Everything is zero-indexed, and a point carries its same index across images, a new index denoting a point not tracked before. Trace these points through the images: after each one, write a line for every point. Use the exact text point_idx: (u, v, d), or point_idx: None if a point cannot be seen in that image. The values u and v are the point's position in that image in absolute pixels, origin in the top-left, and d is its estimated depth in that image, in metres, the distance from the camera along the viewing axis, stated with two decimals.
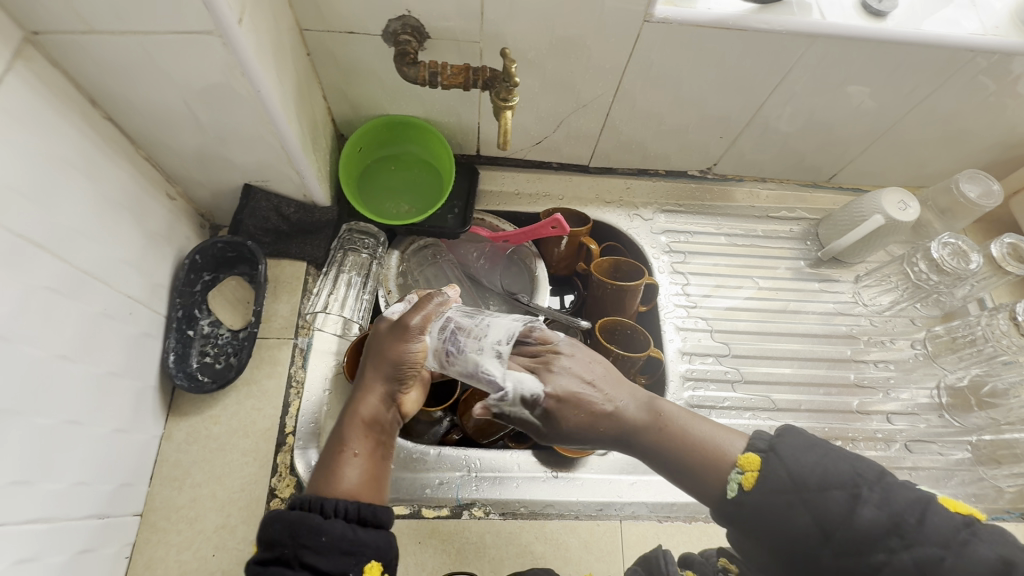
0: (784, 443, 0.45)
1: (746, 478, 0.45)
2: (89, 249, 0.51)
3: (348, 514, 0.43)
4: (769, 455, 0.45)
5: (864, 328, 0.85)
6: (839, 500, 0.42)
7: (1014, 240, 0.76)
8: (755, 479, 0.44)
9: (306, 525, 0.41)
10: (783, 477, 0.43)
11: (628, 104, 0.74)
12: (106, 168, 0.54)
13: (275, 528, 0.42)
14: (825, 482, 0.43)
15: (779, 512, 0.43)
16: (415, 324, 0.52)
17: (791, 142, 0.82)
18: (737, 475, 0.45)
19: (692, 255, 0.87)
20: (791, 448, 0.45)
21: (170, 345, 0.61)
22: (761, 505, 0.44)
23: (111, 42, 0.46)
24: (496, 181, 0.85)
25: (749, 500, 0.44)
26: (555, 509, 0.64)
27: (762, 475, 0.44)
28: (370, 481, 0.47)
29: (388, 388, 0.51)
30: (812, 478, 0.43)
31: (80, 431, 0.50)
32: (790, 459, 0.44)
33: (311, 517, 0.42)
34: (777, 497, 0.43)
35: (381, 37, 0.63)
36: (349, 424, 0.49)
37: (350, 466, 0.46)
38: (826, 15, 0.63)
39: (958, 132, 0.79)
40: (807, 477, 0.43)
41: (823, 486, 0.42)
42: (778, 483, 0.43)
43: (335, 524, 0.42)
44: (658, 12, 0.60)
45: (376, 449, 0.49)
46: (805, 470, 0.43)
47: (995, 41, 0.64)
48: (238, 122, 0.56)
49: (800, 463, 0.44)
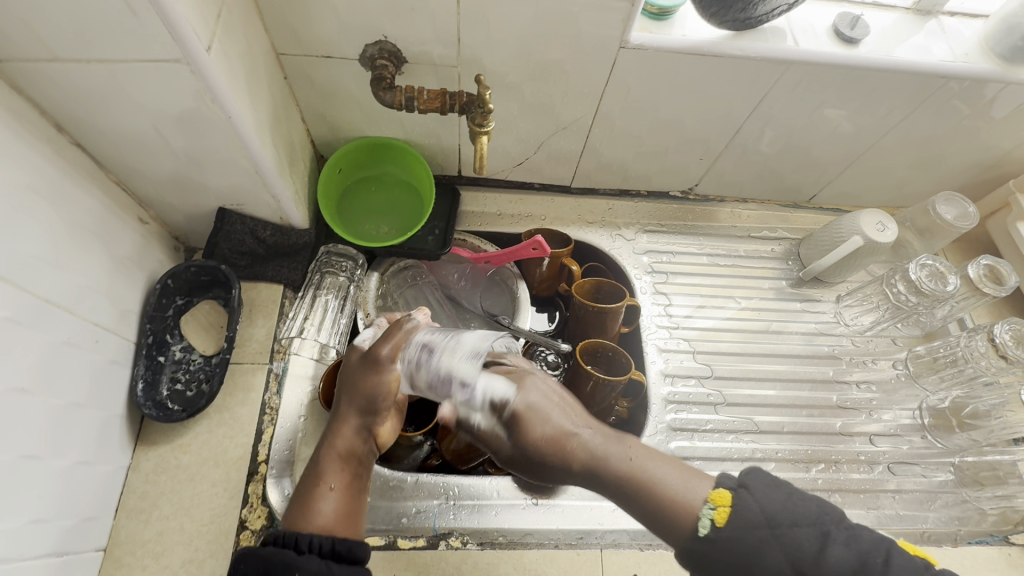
0: (753, 479, 0.43)
1: (718, 513, 0.42)
2: (52, 277, 0.50)
3: (322, 549, 0.42)
4: (741, 492, 0.43)
5: (846, 348, 0.85)
6: (807, 540, 0.40)
7: (990, 261, 0.76)
8: (728, 514, 0.42)
9: (279, 562, 0.41)
10: (755, 513, 0.41)
11: (607, 127, 0.74)
12: (74, 194, 0.53)
13: (245, 566, 0.41)
14: (795, 520, 0.40)
15: (753, 552, 0.40)
16: (386, 355, 0.54)
17: (771, 164, 0.83)
18: (708, 512, 0.42)
19: (675, 275, 0.87)
20: (759, 482, 0.43)
21: (138, 372, 0.60)
22: (734, 543, 0.41)
23: (76, 69, 0.45)
24: (478, 203, 0.85)
25: (721, 537, 0.41)
26: (534, 538, 0.63)
27: (735, 510, 0.42)
28: (347, 517, 0.46)
29: (366, 419, 0.52)
30: (781, 512, 0.41)
31: (38, 466, 0.48)
32: (761, 496, 0.42)
33: (286, 553, 0.41)
34: (750, 533, 0.40)
35: (359, 60, 0.63)
36: (327, 455, 0.50)
37: (324, 498, 0.46)
38: (799, 42, 0.64)
39: (933, 155, 0.80)
40: (777, 513, 0.41)
41: (792, 527, 0.40)
42: (750, 519, 0.41)
43: (308, 561, 0.41)
44: (633, 38, 0.61)
45: (353, 482, 0.49)
46: (774, 508, 0.41)
47: (966, 67, 0.65)
48: (210, 147, 0.56)
49: (769, 501, 0.41)
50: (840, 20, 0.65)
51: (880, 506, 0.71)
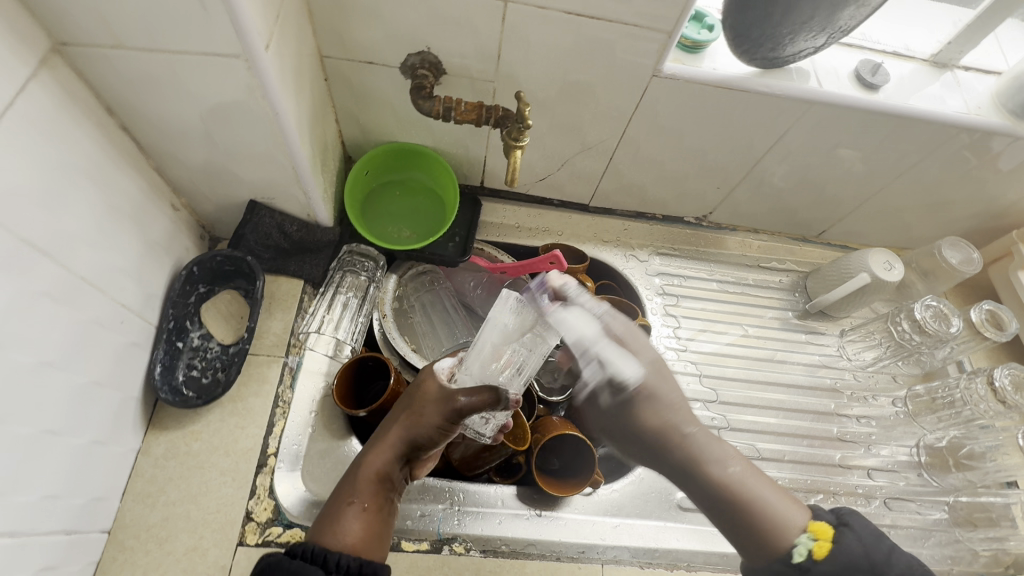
0: (855, 519, 0.50)
1: (817, 546, 0.49)
2: (89, 256, 0.51)
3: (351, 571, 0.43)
4: (843, 529, 0.50)
5: (848, 382, 0.86)
6: (883, 555, 0.47)
7: (992, 306, 0.79)
8: (828, 549, 0.49)
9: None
10: (857, 553, 0.47)
11: (631, 150, 0.77)
12: (115, 176, 0.54)
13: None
14: (897, 568, 0.47)
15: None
16: (435, 389, 0.54)
17: (784, 197, 0.86)
18: (809, 542, 0.50)
19: (684, 298, 0.88)
20: (859, 521, 0.50)
21: (157, 355, 0.60)
22: (831, 573, 0.48)
23: (136, 57, 0.47)
24: (497, 214, 0.86)
25: (815, 568, 0.49)
26: (537, 549, 0.63)
27: (835, 544, 0.49)
28: (372, 538, 0.47)
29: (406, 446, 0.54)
30: (881, 554, 0.47)
31: (57, 442, 0.48)
32: (862, 537, 0.48)
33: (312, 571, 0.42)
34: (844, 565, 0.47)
35: (399, 69, 0.65)
36: (362, 474, 0.51)
37: (354, 518, 0.47)
38: (823, 83, 0.66)
39: (941, 201, 0.83)
40: (881, 558, 0.47)
41: (892, 573, 0.46)
42: (851, 556, 0.47)
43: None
44: (666, 68, 0.63)
45: (383, 505, 0.50)
46: (872, 547, 0.48)
47: (979, 120, 0.68)
48: (252, 141, 0.57)
49: (868, 539, 0.48)
50: (862, 66, 0.68)
51: None
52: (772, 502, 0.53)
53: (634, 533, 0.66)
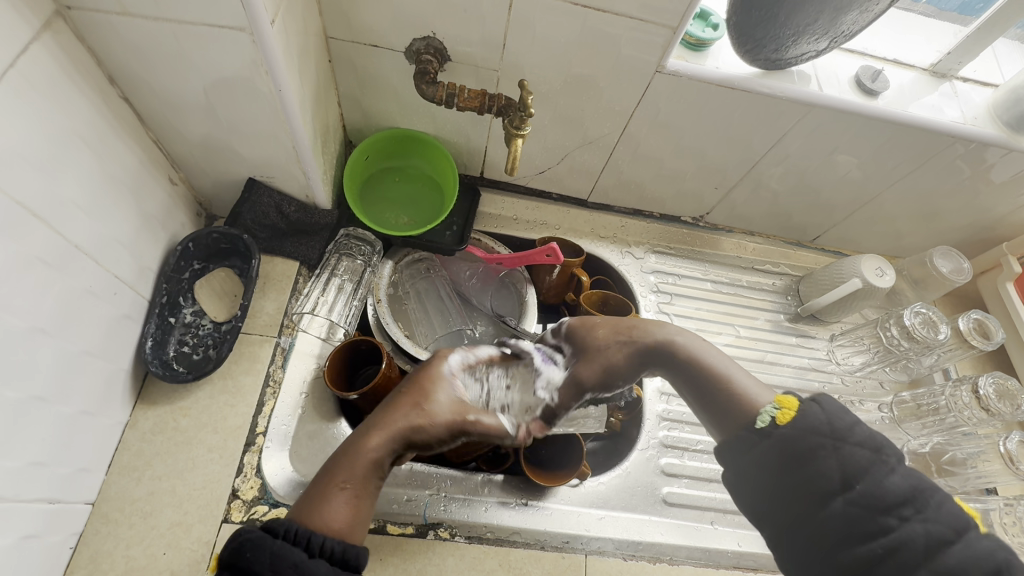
0: (826, 401, 0.50)
1: (782, 414, 0.49)
2: (84, 224, 0.51)
3: (334, 555, 0.42)
4: (811, 403, 0.49)
5: (836, 386, 0.87)
6: (865, 461, 0.45)
7: (980, 316, 0.80)
8: (792, 416, 0.48)
9: (289, 562, 0.39)
10: (820, 420, 0.47)
11: (632, 146, 0.77)
12: (114, 145, 0.54)
13: (250, 556, 0.39)
14: (857, 439, 0.46)
15: (808, 449, 0.46)
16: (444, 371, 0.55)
17: (780, 201, 0.86)
18: (773, 411, 0.49)
19: (678, 297, 0.89)
20: (830, 403, 0.49)
21: (149, 330, 0.60)
22: (790, 438, 0.47)
23: (141, 25, 0.47)
24: (495, 205, 0.87)
25: (778, 432, 0.48)
26: (521, 537, 0.64)
27: (800, 414, 0.48)
28: (354, 521, 0.45)
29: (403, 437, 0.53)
30: (843, 425, 0.47)
31: (45, 409, 0.48)
32: (826, 411, 0.48)
33: (295, 554, 0.40)
34: (808, 434, 0.47)
35: (404, 53, 0.65)
36: (356, 454, 0.47)
37: (340, 499, 0.45)
38: (823, 87, 0.67)
39: (934, 211, 0.84)
40: (843, 428, 0.47)
41: (852, 444, 0.46)
42: (813, 424, 0.47)
43: (320, 565, 0.41)
44: (670, 64, 0.63)
45: (372, 490, 0.47)
46: (839, 423, 0.47)
47: (974, 130, 0.69)
48: (253, 117, 0.57)
49: (834, 414, 0.48)
50: (863, 72, 0.69)
51: None
52: (749, 390, 0.53)
53: (619, 525, 0.66)
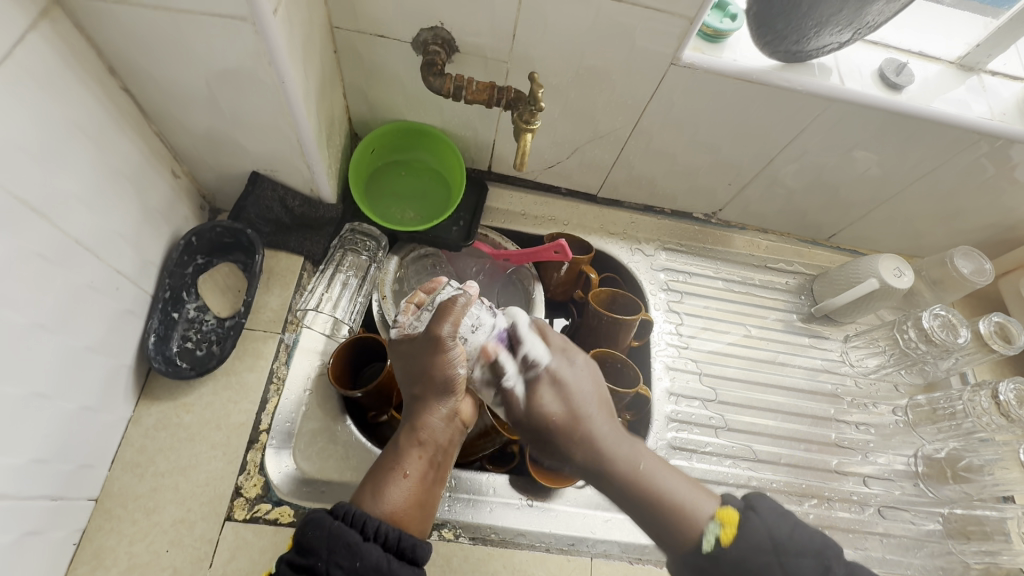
0: (760, 502, 0.49)
1: (724, 533, 0.48)
2: (85, 219, 0.50)
3: (388, 542, 0.43)
4: (749, 514, 0.48)
5: (849, 388, 0.85)
6: (810, 569, 0.45)
7: (1001, 319, 0.77)
8: (734, 535, 0.47)
9: (344, 543, 0.42)
10: (763, 539, 0.46)
11: (643, 141, 0.75)
12: (116, 138, 0.53)
13: (313, 534, 0.43)
14: (799, 550, 0.46)
15: (756, 573, 0.45)
16: (446, 333, 0.52)
17: (796, 198, 0.84)
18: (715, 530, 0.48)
19: (688, 295, 0.87)
20: (765, 505, 0.49)
21: (152, 325, 0.59)
22: (736, 563, 0.46)
23: (141, 14, 0.45)
24: (503, 200, 0.85)
25: (724, 556, 0.47)
26: (527, 539, 0.63)
27: (739, 531, 0.47)
28: (416, 505, 0.48)
29: (442, 406, 0.53)
30: (783, 535, 0.46)
31: (47, 406, 0.48)
32: (767, 520, 0.47)
33: (349, 535, 0.42)
34: (756, 557, 0.46)
35: (411, 44, 0.63)
36: (407, 441, 0.51)
37: (397, 487, 0.48)
38: (845, 82, 0.64)
39: (956, 209, 0.81)
40: (784, 539, 0.46)
41: (795, 556, 0.46)
42: (756, 543, 0.46)
43: (372, 549, 0.42)
44: (685, 56, 0.61)
45: (427, 474, 0.50)
46: (778, 532, 0.46)
47: (1002, 127, 0.66)
48: (256, 110, 0.56)
49: (773, 523, 0.47)
50: (886, 66, 0.66)
51: (867, 547, 0.72)
52: (684, 500, 0.50)
53: (626, 528, 0.65)
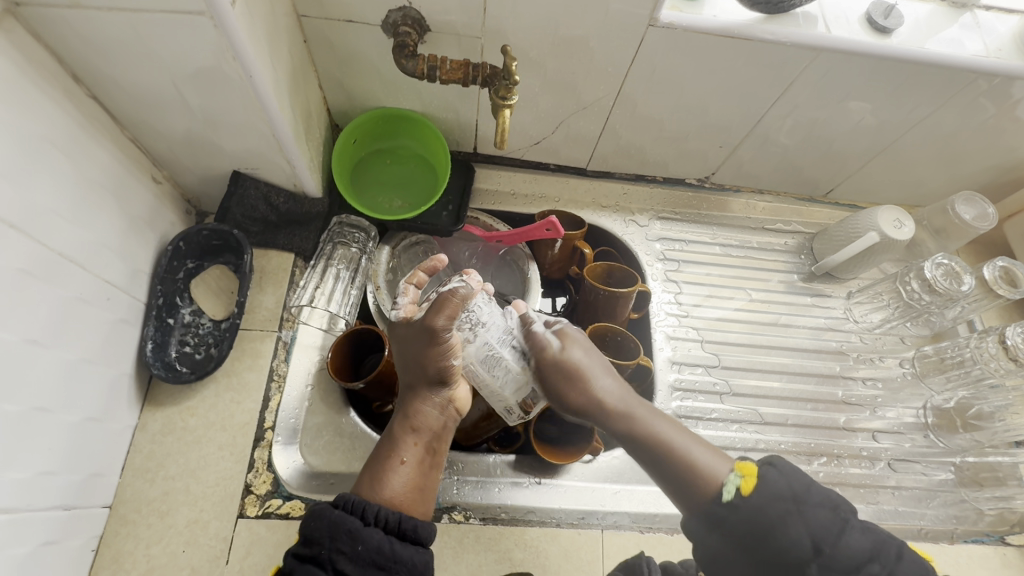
0: (779, 461, 0.49)
1: (744, 483, 0.47)
2: (67, 233, 0.50)
3: (388, 525, 0.44)
4: (767, 467, 0.48)
5: (854, 345, 0.84)
6: (829, 520, 0.45)
7: (1006, 263, 0.76)
8: (754, 485, 0.46)
9: (345, 530, 0.42)
10: (782, 488, 0.46)
11: (628, 108, 0.73)
12: (90, 147, 0.52)
13: (314, 524, 0.43)
14: (818, 502, 0.46)
15: (776, 521, 0.44)
16: (442, 326, 0.51)
17: (791, 154, 0.82)
18: (736, 480, 0.47)
19: (686, 264, 0.86)
20: (785, 465, 0.48)
21: (148, 333, 0.60)
22: (756, 511, 0.45)
23: (97, 17, 0.44)
24: (490, 180, 0.84)
25: (745, 504, 0.46)
26: (537, 516, 0.63)
27: (762, 481, 0.46)
28: (416, 490, 0.48)
29: (434, 393, 0.53)
30: (802, 487, 0.46)
31: (49, 419, 0.48)
32: (788, 476, 0.47)
33: (350, 521, 0.43)
34: (775, 505, 0.45)
35: (381, 27, 0.62)
36: (402, 430, 0.51)
37: (397, 473, 0.48)
38: (832, 28, 0.62)
39: (957, 153, 0.79)
40: (803, 491, 0.46)
41: (813, 506, 0.45)
42: (777, 492, 0.46)
43: (373, 533, 0.43)
44: (663, 16, 0.59)
45: (425, 458, 0.51)
46: (796, 485, 0.46)
47: (998, 63, 0.64)
48: (229, 108, 0.55)
49: (792, 477, 0.47)
50: (874, 9, 0.64)
51: (879, 501, 0.72)
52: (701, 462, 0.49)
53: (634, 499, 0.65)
